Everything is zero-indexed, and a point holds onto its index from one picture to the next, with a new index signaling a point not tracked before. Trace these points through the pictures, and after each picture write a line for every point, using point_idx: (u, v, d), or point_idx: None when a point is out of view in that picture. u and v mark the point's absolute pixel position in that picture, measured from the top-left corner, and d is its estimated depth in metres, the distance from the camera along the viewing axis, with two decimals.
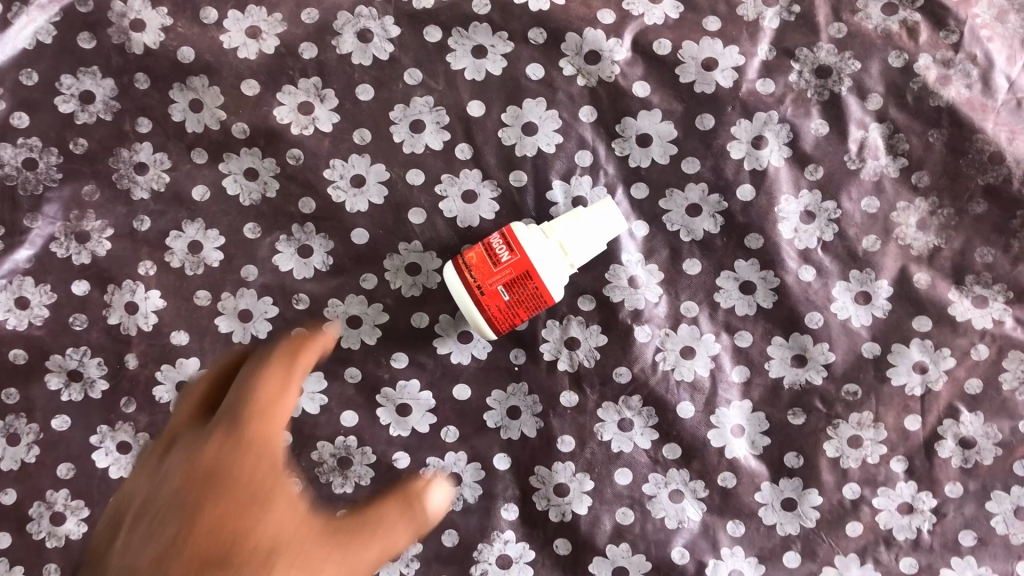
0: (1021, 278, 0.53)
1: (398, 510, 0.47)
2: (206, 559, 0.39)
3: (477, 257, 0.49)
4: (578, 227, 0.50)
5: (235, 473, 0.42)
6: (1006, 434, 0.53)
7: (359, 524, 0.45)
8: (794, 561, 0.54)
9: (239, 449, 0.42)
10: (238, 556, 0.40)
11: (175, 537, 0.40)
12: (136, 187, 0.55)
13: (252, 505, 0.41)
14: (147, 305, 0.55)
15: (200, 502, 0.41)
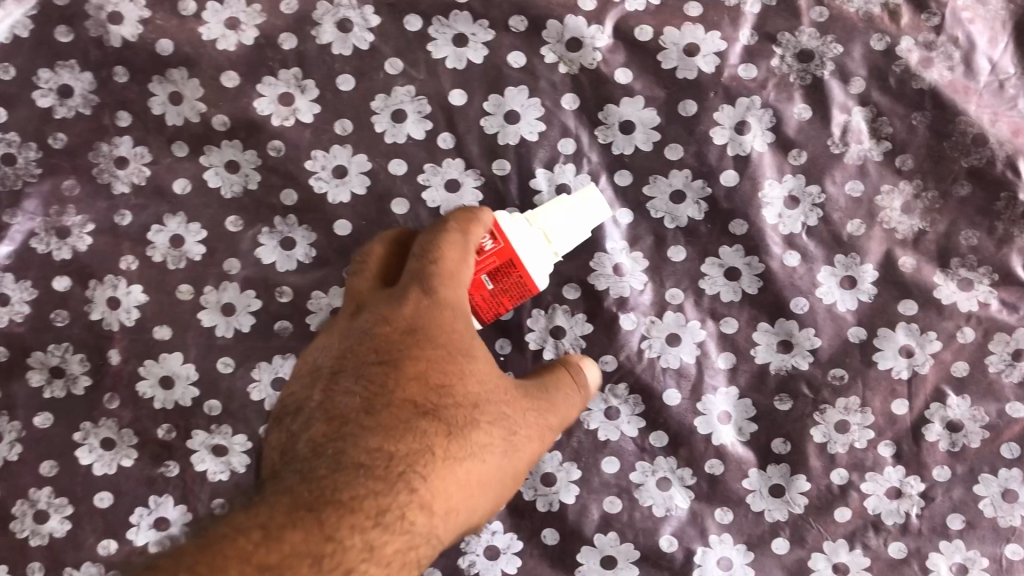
0: (1006, 260, 0.53)
1: (568, 378, 0.45)
2: (459, 428, 0.39)
3: None
4: (563, 215, 0.49)
5: (432, 344, 0.40)
6: (993, 417, 0.53)
7: (549, 383, 0.45)
8: (782, 548, 0.54)
9: (427, 324, 0.40)
10: (483, 431, 0.40)
11: (409, 411, 0.38)
12: (116, 181, 0.54)
13: (482, 402, 0.41)
14: (129, 300, 0.54)
15: (435, 404, 0.39)
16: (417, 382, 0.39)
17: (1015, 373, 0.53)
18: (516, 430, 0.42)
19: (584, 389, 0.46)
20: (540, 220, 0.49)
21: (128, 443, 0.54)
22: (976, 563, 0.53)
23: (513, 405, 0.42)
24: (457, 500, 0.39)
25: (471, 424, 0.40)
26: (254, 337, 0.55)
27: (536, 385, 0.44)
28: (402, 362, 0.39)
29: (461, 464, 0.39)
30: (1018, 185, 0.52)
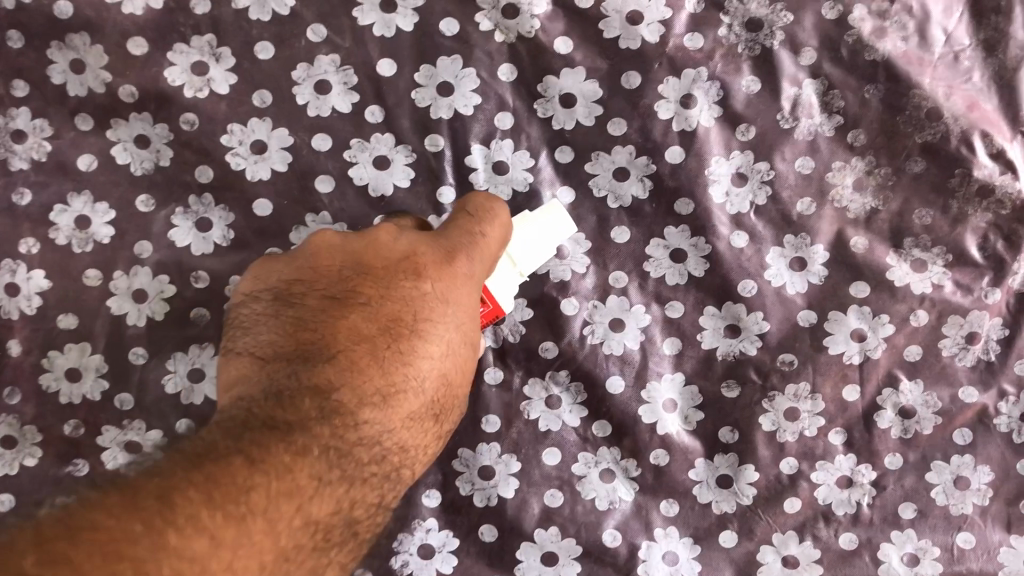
0: (960, 240, 0.51)
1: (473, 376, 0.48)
2: (441, 416, 0.43)
3: None
4: (539, 251, 0.46)
5: (460, 328, 0.42)
6: (945, 402, 0.51)
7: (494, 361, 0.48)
8: (730, 541, 0.51)
9: (459, 301, 0.42)
10: (452, 418, 0.44)
11: (425, 392, 0.41)
12: (13, 157, 0.50)
13: (467, 386, 0.44)
14: (30, 286, 0.50)
15: (441, 391, 0.42)
16: (437, 366, 0.41)
17: (968, 357, 0.51)
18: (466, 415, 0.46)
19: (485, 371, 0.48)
20: (521, 263, 0.46)
21: (31, 441, 0.50)
22: (928, 553, 0.51)
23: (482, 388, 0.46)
24: (412, 473, 0.43)
25: (450, 408, 0.44)
26: (168, 325, 0.51)
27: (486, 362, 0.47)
28: (431, 340, 0.41)
29: (429, 448, 0.43)
30: (973, 161, 0.50)
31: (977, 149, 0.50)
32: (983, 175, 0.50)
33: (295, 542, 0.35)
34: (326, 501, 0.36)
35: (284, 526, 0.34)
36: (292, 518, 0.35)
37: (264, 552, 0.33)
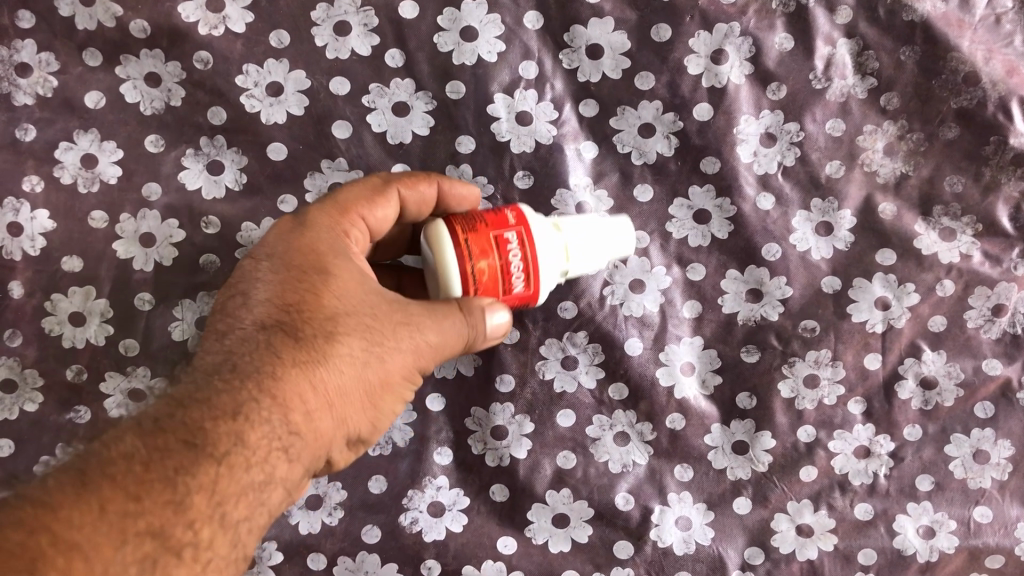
0: (990, 210, 0.50)
1: (461, 311, 0.38)
2: (347, 331, 0.37)
3: (490, 276, 0.39)
4: (596, 257, 0.43)
5: (313, 257, 0.39)
6: (968, 374, 0.51)
7: (459, 311, 0.38)
8: (744, 508, 0.50)
9: (298, 237, 0.39)
10: (382, 336, 0.38)
11: (286, 313, 0.38)
12: (17, 91, 0.48)
13: (390, 301, 0.39)
14: (33, 226, 0.48)
15: (319, 306, 0.38)
16: (288, 291, 0.38)
17: (994, 329, 0.50)
18: (434, 338, 0.38)
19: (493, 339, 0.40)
20: (574, 262, 0.42)
21: (32, 386, 0.48)
22: (943, 526, 0.50)
23: (427, 310, 0.38)
24: (351, 404, 0.37)
25: (361, 323, 0.38)
26: (176, 271, 0.49)
27: (453, 307, 0.38)
28: (269, 277, 0.39)
29: (355, 369, 0.37)
30: (1009, 128, 0.49)
31: (1014, 115, 0.49)
32: (1019, 142, 0.49)
33: (120, 489, 0.32)
34: (172, 436, 0.34)
35: (98, 483, 0.32)
36: (134, 457, 0.33)
37: (112, 499, 0.32)
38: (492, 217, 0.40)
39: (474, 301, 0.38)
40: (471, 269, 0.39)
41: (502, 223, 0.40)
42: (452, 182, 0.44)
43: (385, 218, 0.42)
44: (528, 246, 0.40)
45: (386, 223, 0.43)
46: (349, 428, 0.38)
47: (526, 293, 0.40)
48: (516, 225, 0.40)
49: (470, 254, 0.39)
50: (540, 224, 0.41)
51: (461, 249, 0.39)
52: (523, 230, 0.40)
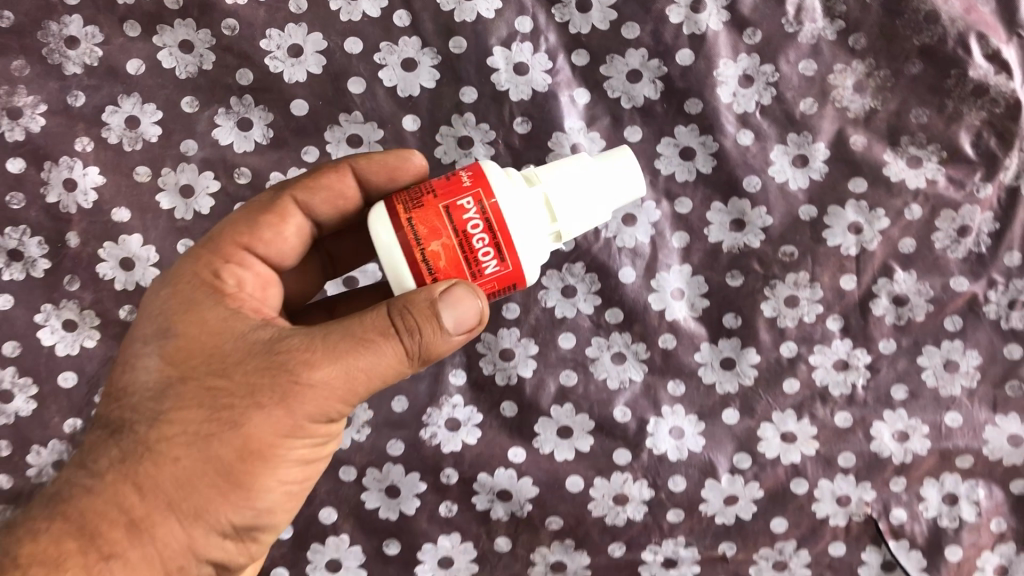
0: (954, 138, 0.54)
1: (337, 353, 0.35)
2: (195, 405, 0.36)
3: (448, 250, 0.36)
4: (585, 212, 0.39)
5: (179, 319, 0.38)
6: (937, 291, 0.55)
7: (349, 344, 0.35)
8: (733, 418, 0.55)
9: (170, 296, 0.39)
10: (236, 403, 0.36)
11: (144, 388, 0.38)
12: (67, 62, 0.54)
13: (265, 348, 0.36)
14: (86, 182, 0.54)
15: (176, 373, 0.37)
16: (148, 367, 0.38)
17: (960, 249, 0.55)
18: (305, 384, 0.35)
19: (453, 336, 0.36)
20: (562, 219, 0.39)
21: (90, 325, 0.54)
22: (916, 430, 0.55)
23: (299, 359, 0.35)
24: (204, 491, 0.36)
25: (217, 390, 0.36)
26: (213, 219, 0.54)
27: (348, 337, 0.35)
28: (139, 344, 0.39)
29: (203, 447, 0.36)
30: (968, 61, 0.53)
31: (973, 50, 0.53)
32: (978, 75, 0.53)
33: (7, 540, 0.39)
34: None
35: None
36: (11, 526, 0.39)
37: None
38: (445, 184, 0.37)
39: (404, 299, 0.35)
40: (427, 254, 0.36)
41: (456, 190, 0.36)
42: (368, 162, 0.42)
43: (285, 238, 0.42)
44: (492, 208, 0.36)
45: (291, 241, 0.42)
46: (215, 522, 0.36)
47: (512, 273, 0.37)
48: (473, 186, 0.36)
49: (421, 236, 0.36)
50: (508, 184, 0.37)
51: (408, 234, 0.36)
52: (481, 191, 0.36)
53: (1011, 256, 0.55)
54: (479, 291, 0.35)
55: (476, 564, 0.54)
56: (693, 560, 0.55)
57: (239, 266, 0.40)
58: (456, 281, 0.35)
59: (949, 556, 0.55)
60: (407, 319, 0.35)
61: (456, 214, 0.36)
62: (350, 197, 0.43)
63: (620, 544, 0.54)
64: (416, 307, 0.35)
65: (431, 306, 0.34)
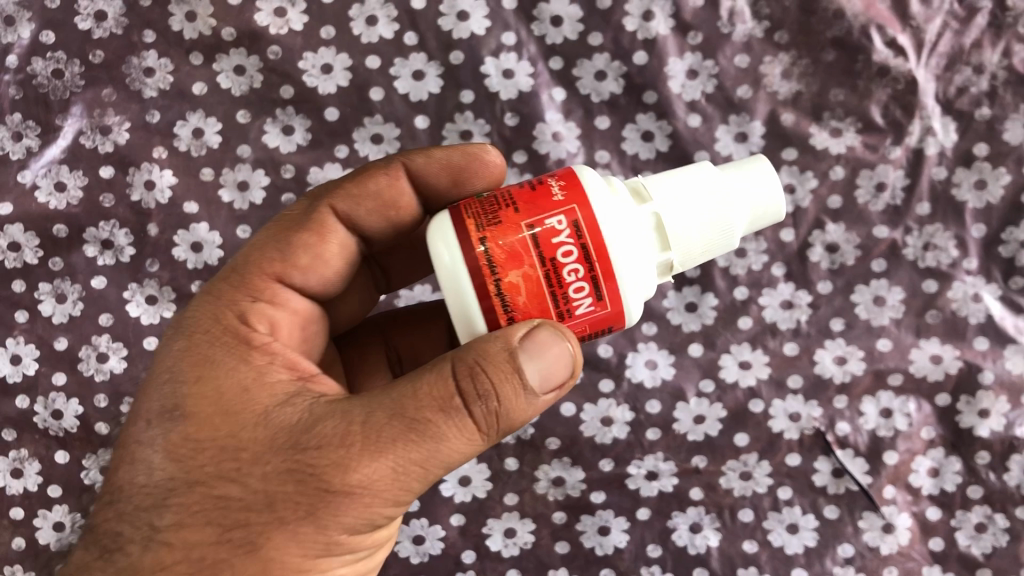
0: (866, 111, 0.65)
1: (361, 458, 0.37)
2: (213, 516, 0.39)
3: (532, 279, 0.36)
4: (699, 232, 0.40)
5: (198, 409, 0.40)
6: (863, 238, 0.66)
7: (393, 435, 0.37)
8: (697, 351, 0.67)
9: (186, 383, 0.41)
10: (263, 517, 0.38)
11: (164, 494, 0.40)
12: (145, 88, 0.67)
13: (298, 440, 0.38)
14: (162, 182, 0.67)
15: (198, 473, 0.39)
16: (168, 469, 0.40)
17: (879, 202, 0.66)
18: (339, 490, 0.37)
19: (529, 389, 0.37)
20: (676, 246, 0.40)
21: (168, 299, 0.67)
22: (853, 355, 0.66)
23: (332, 465, 0.37)
24: None
25: (240, 501, 0.38)
26: (265, 208, 0.67)
27: (397, 423, 0.37)
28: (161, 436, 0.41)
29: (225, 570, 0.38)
30: (871, 48, 0.65)
31: (875, 38, 0.65)
32: (880, 58, 0.65)
33: None
34: None
35: None
36: None
37: None
38: (532, 203, 0.37)
39: (482, 348, 0.36)
40: (506, 284, 0.36)
41: (546, 208, 0.37)
42: (427, 161, 0.47)
43: (326, 260, 0.46)
44: (582, 230, 0.37)
45: (335, 255, 0.46)
46: None
47: (611, 311, 0.38)
48: (567, 204, 0.37)
49: (501, 261, 0.36)
50: (618, 211, 0.38)
51: (483, 257, 0.36)
52: (575, 206, 0.37)
53: (921, 206, 0.66)
54: (567, 334, 0.37)
55: (490, 481, 0.66)
56: (671, 472, 0.66)
57: (270, 300, 0.45)
58: (539, 321, 0.37)
59: (887, 460, 0.66)
60: (481, 382, 0.37)
61: (544, 233, 0.37)
62: (403, 201, 0.48)
63: (609, 460, 0.66)
64: (489, 368, 0.36)
65: (513, 360, 0.36)
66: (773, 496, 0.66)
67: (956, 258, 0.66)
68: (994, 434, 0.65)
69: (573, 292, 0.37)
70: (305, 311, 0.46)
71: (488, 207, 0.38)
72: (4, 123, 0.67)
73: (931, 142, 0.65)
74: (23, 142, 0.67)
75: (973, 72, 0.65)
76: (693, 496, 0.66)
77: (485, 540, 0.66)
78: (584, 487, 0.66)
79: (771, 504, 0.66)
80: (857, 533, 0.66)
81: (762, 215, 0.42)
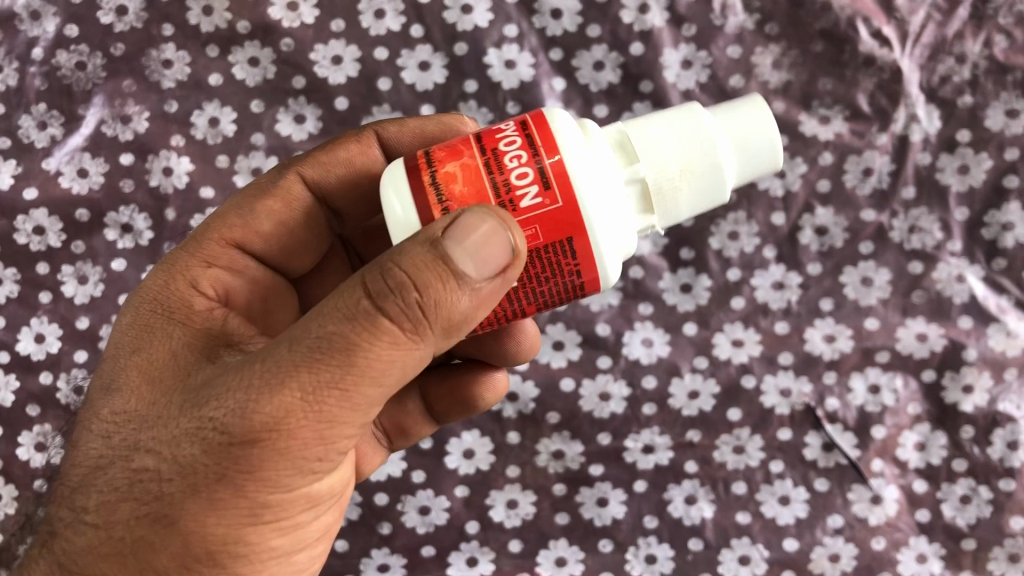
0: (854, 99, 0.68)
1: (270, 401, 0.36)
2: (141, 479, 0.39)
3: (473, 166, 0.36)
4: (666, 148, 0.40)
5: (128, 376, 0.42)
6: (851, 221, 0.69)
7: (296, 361, 0.36)
8: (692, 329, 0.69)
9: (126, 353, 0.44)
10: (186, 474, 0.38)
11: (93, 468, 0.41)
12: (164, 79, 0.70)
13: (203, 394, 0.39)
14: (180, 169, 0.70)
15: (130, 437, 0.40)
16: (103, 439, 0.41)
17: (867, 186, 0.69)
18: (242, 436, 0.37)
19: (460, 278, 0.35)
20: (641, 158, 0.39)
21: None
22: (841, 333, 0.69)
23: (239, 412, 0.37)
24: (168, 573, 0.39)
25: (150, 467, 0.39)
26: None
27: (301, 349, 0.36)
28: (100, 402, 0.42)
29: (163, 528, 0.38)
30: (858, 39, 0.68)
31: (861, 30, 0.68)
32: (867, 48, 0.68)
33: None
34: None
35: None
36: None
37: None
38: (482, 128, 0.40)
39: (402, 251, 0.35)
40: (443, 174, 0.37)
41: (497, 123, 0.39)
42: (396, 128, 0.52)
43: (289, 223, 0.50)
44: (530, 124, 0.38)
45: (300, 219, 0.51)
46: None
47: (564, 202, 0.36)
48: (518, 117, 0.39)
49: (442, 156, 0.37)
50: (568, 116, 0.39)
51: (425, 158, 0.38)
52: (523, 113, 0.39)
53: (907, 190, 0.69)
54: (508, 221, 0.34)
55: (493, 454, 0.69)
56: (667, 446, 0.69)
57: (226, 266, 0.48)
58: (463, 210, 0.35)
59: (874, 434, 0.68)
60: (393, 279, 0.35)
61: (490, 132, 0.38)
62: (375, 168, 0.51)
63: (607, 433, 0.69)
64: (404, 263, 0.35)
65: (436, 249, 0.35)
66: (765, 469, 0.69)
67: (941, 240, 0.68)
68: (978, 409, 0.68)
69: (516, 177, 0.36)
70: (265, 277, 0.50)
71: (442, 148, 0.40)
72: (30, 113, 0.71)
73: (915, 129, 0.68)
74: (48, 131, 0.71)
75: (955, 62, 0.67)
76: (688, 469, 0.69)
77: (488, 511, 0.69)
78: (583, 460, 0.69)
79: (763, 477, 0.69)
80: (846, 504, 0.68)
81: (751, 139, 0.41)
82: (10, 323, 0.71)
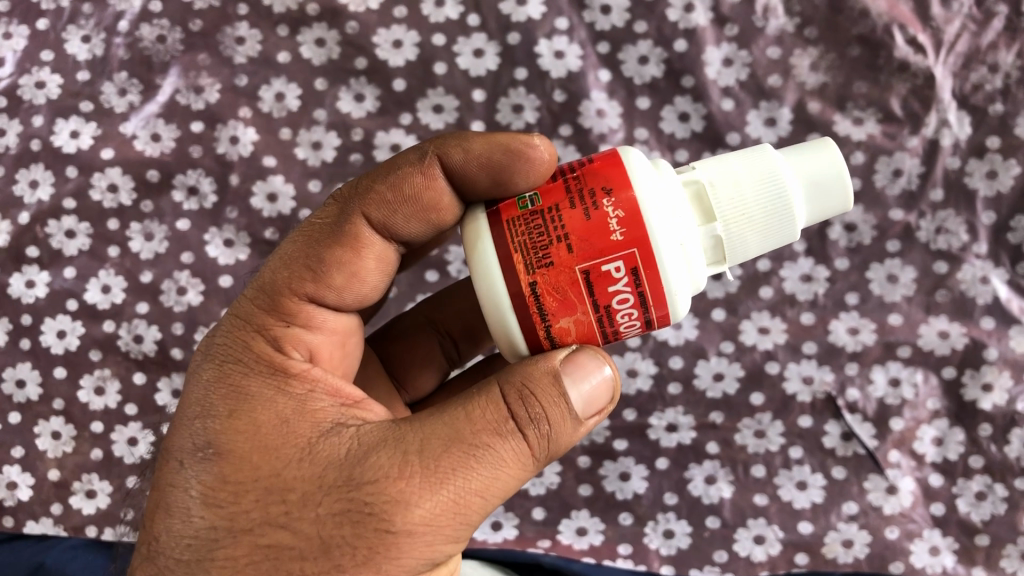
0: (887, 102, 0.71)
1: (423, 497, 0.37)
2: (276, 559, 0.38)
3: (584, 326, 0.39)
4: (743, 200, 0.41)
5: (233, 447, 0.40)
6: (879, 219, 0.72)
7: (453, 465, 0.37)
8: (720, 315, 0.73)
9: (221, 417, 0.41)
10: (331, 559, 0.37)
11: (206, 544, 0.39)
12: (236, 54, 0.75)
13: (349, 475, 0.38)
14: (246, 138, 0.75)
15: (256, 514, 0.38)
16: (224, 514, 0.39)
17: (897, 186, 0.71)
18: (398, 533, 0.37)
19: (575, 413, 0.39)
20: (731, 262, 0.42)
21: (244, 242, 0.75)
22: (865, 326, 0.71)
23: (394, 507, 0.37)
24: None
25: (290, 549, 0.38)
26: (335, 166, 0.75)
27: (454, 451, 0.37)
28: (211, 474, 0.40)
29: None
30: (893, 44, 0.71)
31: (896, 36, 0.71)
32: (901, 54, 0.71)
33: None
34: None
35: None
36: None
37: None
38: (585, 240, 0.37)
39: (534, 373, 0.38)
40: (557, 329, 0.39)
41: (602, 250, 0.37)
42: (457, 157, 0.43)
43: (364, 275, 0.45)
44: (642, 276, 0.38)
45: (372, 268, 0.45)
46: None
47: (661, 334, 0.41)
48: (628, 246, 0.37)
49: (554, 309, 0.38)
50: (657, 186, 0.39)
51: (531, 295, 0.38)
52: (635, 250, 0.37)
53: (935, 192, 0.71)
54: (604, 354, 0.40)
55: None
56: (690, 425, 0.72)
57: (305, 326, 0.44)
58: (580, 347, 0.39)
59: (893, 426, 0.70)
60: (532, 405, 0.38)
61: (601, 277, 0.38)
62: (442, 204, 0.45)
63: (632, 410, 0.72)
64: (540, 391, 0.38)
65: (559, 380, 0.38)
66: (784, 454, 0.71)
67: (967, 242, 0.71)
68: (996, 407, 0.69)
69: (625, 329, 0.39)
70: (341, 325, 0.46)
71: (538, 240, 0.38)
72: (112, 80, 0.76)
73: (946, 134, 0.71)
74: (127, 98, 0.76)
75: (988, 71, 0.70)
76: (710, 450, 0.71)
77: None
78: (608, 434, 0.72)
79: (782, 462, 0.71)
80: (862, 492, 0.70)
81: (826, 203, 0.42)
82: (79, 272, 0.76)
